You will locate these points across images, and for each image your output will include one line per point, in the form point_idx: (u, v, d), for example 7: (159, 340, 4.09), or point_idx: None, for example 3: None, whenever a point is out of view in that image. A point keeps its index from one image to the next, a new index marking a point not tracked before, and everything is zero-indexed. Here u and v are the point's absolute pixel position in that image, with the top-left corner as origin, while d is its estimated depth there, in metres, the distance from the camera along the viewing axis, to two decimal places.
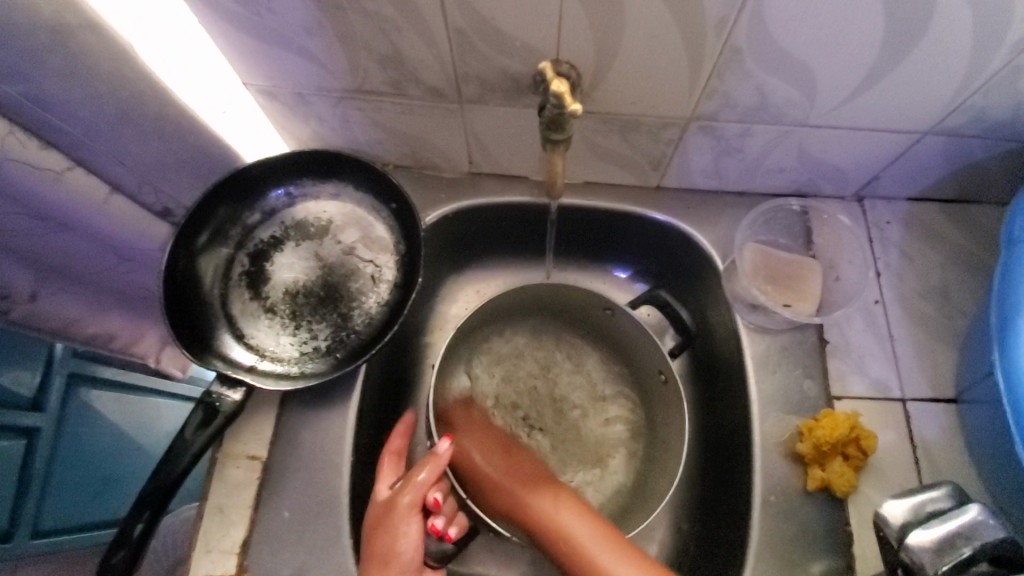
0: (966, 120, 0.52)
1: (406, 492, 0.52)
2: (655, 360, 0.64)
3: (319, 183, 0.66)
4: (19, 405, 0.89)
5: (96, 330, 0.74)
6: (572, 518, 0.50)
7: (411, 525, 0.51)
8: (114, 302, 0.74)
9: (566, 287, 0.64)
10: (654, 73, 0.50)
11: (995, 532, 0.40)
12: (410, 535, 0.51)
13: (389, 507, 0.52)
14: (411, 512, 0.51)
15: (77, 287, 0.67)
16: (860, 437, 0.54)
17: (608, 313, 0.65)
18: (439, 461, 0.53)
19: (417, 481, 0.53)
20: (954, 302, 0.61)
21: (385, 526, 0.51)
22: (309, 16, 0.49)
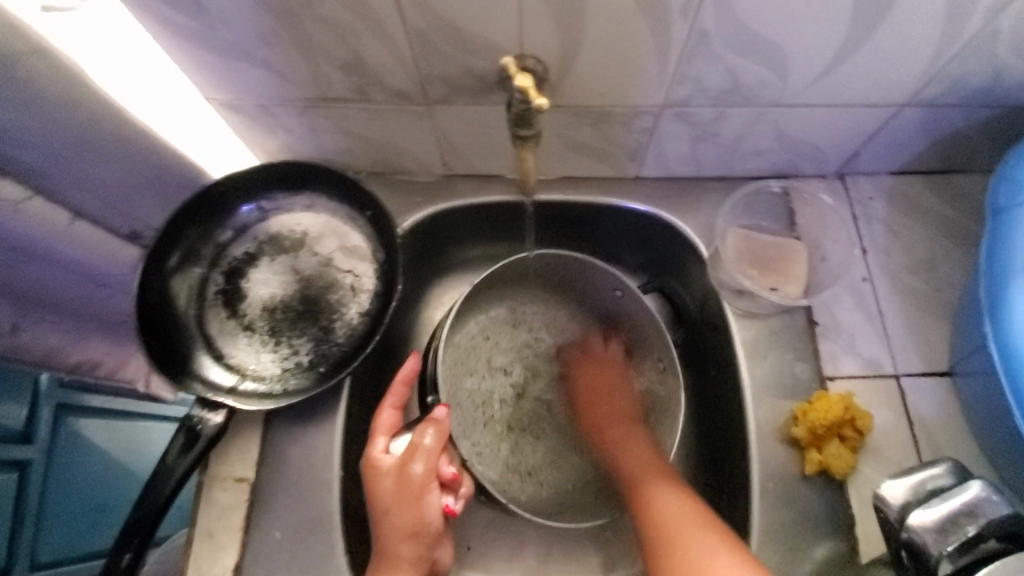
0: (943, 89, 0.51)
1: (417, 461, 0.50)
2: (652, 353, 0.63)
3: (291, 195, 0.65)
4: (11, 438, 0.87)
5: (79, 358, 0.73)
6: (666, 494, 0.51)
7: (431, 495, 0.50)
8: (95, 329, 0.72)
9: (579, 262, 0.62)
10: (623, 62, 0.49)
11: (998, 508, 0.39)
12: (433, 505, 0.50)
13: (401, 482, 0.49)
14: (428, 482, 0.50)
15: (60, 316, 0.66)
16: (855, 417, 0.53)
17: (619, 296, 0.64)
18: (443, 427, 0.51)
19: (426, 451, 0.50)
20: (941, 274, 0.60)
21: (403, 502, 0.49)
22: (263, 25, 0.47)
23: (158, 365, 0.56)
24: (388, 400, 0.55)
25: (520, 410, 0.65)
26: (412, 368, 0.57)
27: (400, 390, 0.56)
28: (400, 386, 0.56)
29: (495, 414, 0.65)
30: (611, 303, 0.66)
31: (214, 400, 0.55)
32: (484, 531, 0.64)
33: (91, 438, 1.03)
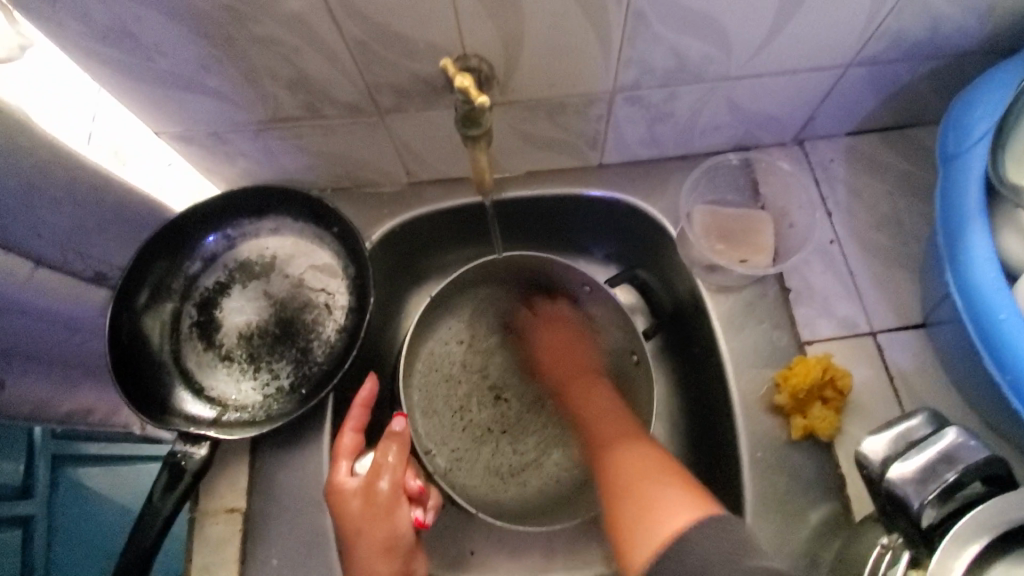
0: (884, 46, 0.51)
1: (384, 476, 0.51)
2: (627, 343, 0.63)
3: (257, 220, 0.64)
4: (9, 494, 0.85)
5: (72, 406, 0.71)
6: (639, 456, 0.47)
7: (401, 509, 0.51)
8: (83, 374, 0.70)
9: (539, 262, 0.63)
10: (566, 52, 0.49)
11: (977, 453, 0.39)
12: (404, 518, 0.51)
13: (370, 499, 0.50)
14: (396, 496, 0.51)
15: (45, 365, 0.64)
16: (835, 378, 0.54)
17: (587, 290, 0.64)
18: (405, 441, 0.53)
19: (390, 464, 0.52)
20: (907, 229, 0.61)
21: (375, 519, 0.49)
22: (199, 51, 0.47)
23: (137, 405, 0.56)
24: (347, 424, 0.55)
25: (498, 412, 0.65)
26: (370, 389, 0.57)
27: (360, 411, 0.56)
28: (359, 408, 0.56)
29: (473, 418, 0.65)
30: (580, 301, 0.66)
31: (196, 433, 0.55)
32: (486, 535, 0.64)
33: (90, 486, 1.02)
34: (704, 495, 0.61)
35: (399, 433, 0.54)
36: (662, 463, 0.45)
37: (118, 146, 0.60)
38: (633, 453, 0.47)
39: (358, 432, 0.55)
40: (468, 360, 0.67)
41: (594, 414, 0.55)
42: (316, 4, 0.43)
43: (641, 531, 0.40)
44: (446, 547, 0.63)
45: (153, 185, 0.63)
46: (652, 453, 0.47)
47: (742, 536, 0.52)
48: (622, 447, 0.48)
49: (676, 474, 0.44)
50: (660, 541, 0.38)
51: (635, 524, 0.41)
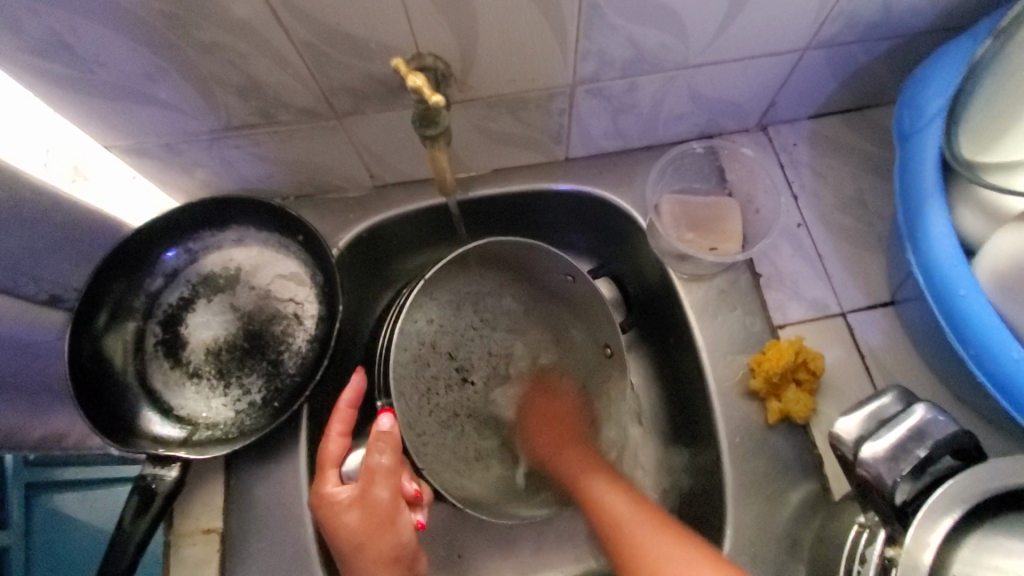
0: (839, 29, 0.51)
1: (380, 484, 0.49)
2: (603, 334, 0.63)
3: (218, 232, 0.63)
4: None
5: (46, 431, 0.69)
6: (615, 496, 0.51)
7: (403, 515, 0.50)
8: (57, 400, 0.68)
9: (530, 249, 0.61)
10: (522, 47, 0.48)
11: (944, 428, 0.40)
12: (406, 523, 0.50)
13: (370, 509, 0.48)
14: (396, 503, 0.49)
15: (12, 393, 0.61)
16: (807, 360, 0.54)
17: (569, 279, 0.62)
18: (398, 443, 0.49)
19: (385, 471, 0.49)
20: (871, 209, 0.61)
21: (378, 530, 0.48)
22: (143, 61, 0.46)
23: (102, 430, 0.54)
24: (333, 428, 0.52)
25: (465, 394, 0.63)
26: (357, 387, 0.54)
27: (346, 414, 0.53)
28: (346, 410, 0.53)
29: (440, 401, 0.61)
30: (558, 287, 0.64)
31: (166, 454, 0.53)
32: (473, 537, 0.63)
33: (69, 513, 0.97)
34: (686, 483, 0.61)
35: (389, 433, 0.50)
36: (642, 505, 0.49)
37: (79, 159, 0.56)
38: (612, 494, 0.51)
39: (346, 435, 0.53)
40: (433, 342, 0.63)
41: (574, 460, 0.57)
42: (260, 7, 0.42)
43: None
44: (432, 554, 0.62)
45: (111, 205, 0.60)
46: (635, 500, 0.50)
47: (725, 522, 0.52)
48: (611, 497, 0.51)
49: (662, 520, 0.47)
50: None
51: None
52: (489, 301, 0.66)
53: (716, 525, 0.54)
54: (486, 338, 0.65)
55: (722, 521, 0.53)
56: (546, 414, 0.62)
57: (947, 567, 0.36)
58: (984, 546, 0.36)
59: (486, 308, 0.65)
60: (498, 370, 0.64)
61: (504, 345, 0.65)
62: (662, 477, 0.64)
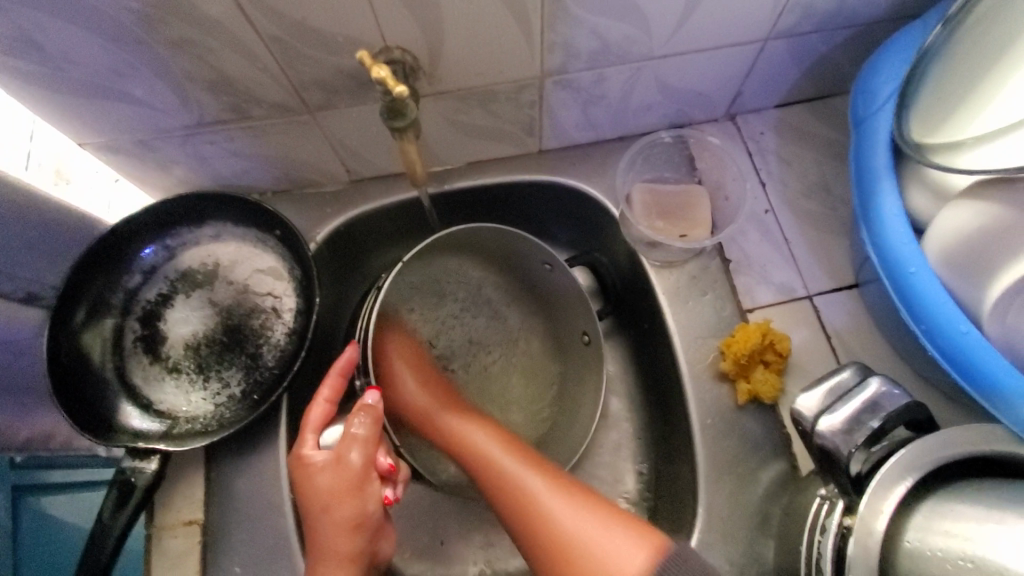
0: (797, 18, 0.53)
1: (353, 451, 0.49)
2: (580, 321, 0.64)
3: (196, 228, 0.63)
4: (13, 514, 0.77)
5: (32, 432, 0.69)
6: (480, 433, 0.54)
7: (371, 484, 0.50)
8: (41, 400, 0.69)
9: (513, 236, 0.62)
10: (489, 40, 0.49)
11: (896, 399, 0.42)
12: (373, 493, 0.50)
13: (339, 473, 0.49)
14: (366, 472, 0.50)
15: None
16: (774, 341, 0.55)
17: (547, 268, 0.64)
18: (378, 415, 0.50)
19: (360, 440, 0.49)
20: (835, 194, 0.63)
21: (344, 495, 0.48)
22: (113, 57, 0.46)
23: (81, 425, 0.54)
24: (321, 394, 0.53)
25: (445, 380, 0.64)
26: (350, 358, 0.55)
27: (335, 381, 0.54)
28: (337, 377, 0.54)
29: None
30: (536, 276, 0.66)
31: (146, 448, 0.54)
32: (454, 524, 0.64)
33: (63, 518, 0.83)
34: (662, 465, 0.62)
35: (372, 406, 0.50)
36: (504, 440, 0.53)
37: (60, 163, 0.57)
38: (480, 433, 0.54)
39: (331, 402, 0.54)
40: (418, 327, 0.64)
41: (426, 395, 0.58)
42: (226, 2, 0.42)
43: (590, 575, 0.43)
44: (414, 542, 0.63)
45: (94, 207, 0.61)
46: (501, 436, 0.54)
47: (697, 501, 0.54)
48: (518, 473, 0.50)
49: (575, 490, 0.48)
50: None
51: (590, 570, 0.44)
52: (468, 291, 0.67)
53: (688, 504, 0.56)
54: (467, 324, 0.67)
55: (694, 500, 0.54)
56: (420, 383, 0.59)
57: (902, 535, 0.37)
58: (936, 511, 0.37)
59: (466, 295, 0.67)
60: (476, 357, 0.66)
61: (481, 334, 0.67)
62: (640, 461, 0.65)
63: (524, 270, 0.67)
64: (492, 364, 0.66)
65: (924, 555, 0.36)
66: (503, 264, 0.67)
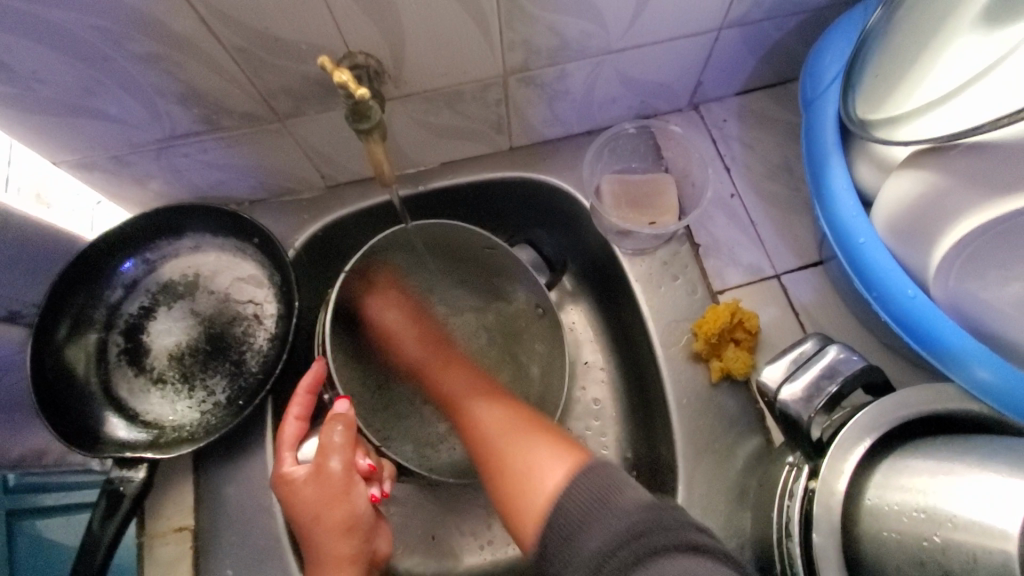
0: (748, 8, 0.55)
1: (333, 458, 0.50)
2: (532, 296, 0.65)
3: (174, 240, 0.64)
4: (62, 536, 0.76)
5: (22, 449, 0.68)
6: (482, 409, 0.55)
7: (357, 487, 0.51)
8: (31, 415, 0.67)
9: (449, 227, 0.63)
10: (450, 41, 0.51)
11: (853, 364, 0.44)
12: (361, 495, 0.51)
13: (323, 480, 0.49)
14: (350, 476, 0.51)
15: None
16: (743, 319, 0.57)
17: (491, 250, 0.65)
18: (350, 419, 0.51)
19: (337, 445, 0.51)
20: (798, 174, 0.65)
21: (331, 499, 0.49)
22: (81, 74, 0.47)
23: (67, 438, 0.55)
24: (291, 411, 0.54)
25: (415, 384, 0.64)
26: (316, 372, 0.56)
27: (305, 398, 0.55)
28: (305, 394, 0.55)
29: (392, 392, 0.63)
30: (480, 265, 0.67)
31: (133, 457, 0.55)
32: (448, 518, 0.65)
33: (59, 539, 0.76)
34: (643, 447, 0.64)
35: (344, 413, 0.52)
36: (510, 411, 0.54)
37: (40, 188, 0.58)
38: (485, 410, 0.55)
39: (303, 419, 0.55)
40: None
41: (424, 354, 0.62)
42: (188, 15, 0.44)
43: (529, 499, 0.46)
44: (408, 538, 0.64)
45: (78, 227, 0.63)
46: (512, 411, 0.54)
47: (677, 479, 0.55)
48: (483, 415, 0.55)
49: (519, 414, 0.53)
50: (543, 502, 0.45)
51: (510, 483, 0.48)
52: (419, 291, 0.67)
53: (669, 482, 0.57)
54: (425, 324, 0.66)
55: (675, 477, 0.56)
56: (420, 342, 0.63)
57: (863, 493, 0.39)
58: (893, 469, 0.39)
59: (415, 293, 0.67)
60: None
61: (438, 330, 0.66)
62: (624, 445, 0.66)
63: (471, 259, 0.67)
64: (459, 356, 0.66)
65: (881, 511, 0.38)
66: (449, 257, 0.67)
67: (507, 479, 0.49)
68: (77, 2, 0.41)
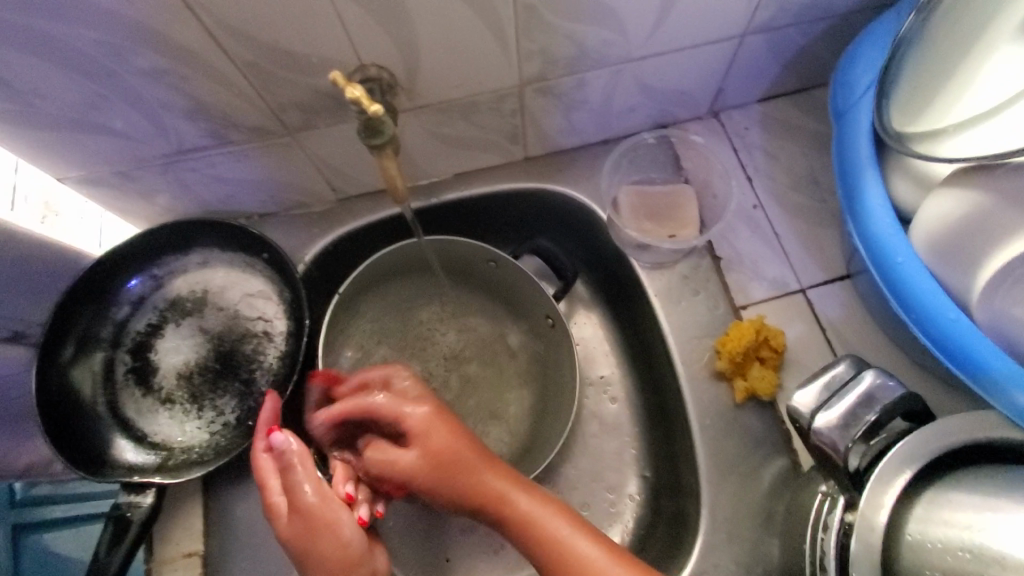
0: (774, 14, 0.53)
1: (302, 491, 0.45)
2: (539, 307, 0.64)
3: (182, 255, 0.63)
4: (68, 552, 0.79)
5: (31, 461, 0.65)
6: (526, 501, 0.45)
7: (337, 513, 0.45)
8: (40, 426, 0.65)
9: (446, 242, 0.63)
10: (465, 51, 0.49)
11: (893, 391, 0.42)
12: (345, 521, 0.45)
13: (301, 516, 0.45)
14: (326, 504, 0.45)
15: None
16: (768, 338, 0.55)
17: (493, 265, 0.64)
18: (301, 449, 0.46)
19: (297, 478, 0.45)
20: (823, 185, 0.63)
21: (313, 535, 0.44)
22: (85, 90, 0.46)
23: (73, 463, 0.54)
24: None
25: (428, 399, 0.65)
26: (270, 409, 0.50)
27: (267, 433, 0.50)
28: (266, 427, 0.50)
29: None
30: (490, 276, 0.66)
31: (140, 482, 0.53)
32: (462, 540, 0.63)
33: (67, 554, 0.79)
34: (662, 466, 0.62)
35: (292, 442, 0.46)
36: (558, 508, 0.46)
37: (49, 198, 0.56)
38: (525, 500, 0.45)
39: None
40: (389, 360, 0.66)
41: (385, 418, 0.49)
42: (197, 30, 0.42)
43: None
44: (421, 560, 0.62)
45: (87, 244, 0.61)
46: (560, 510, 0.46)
47: (700, 503, 0.53)
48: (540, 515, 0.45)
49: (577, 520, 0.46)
50: None
51: None
52: (433, 309, 0.69)
53: (691, 505, 0.55)
54: (439, 339, 0.68)
55: (697, 502, 0.54)
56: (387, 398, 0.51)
57: (903, 527, 0.37)
58: (935, 502, 0.37)
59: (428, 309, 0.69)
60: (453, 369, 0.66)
61: (450, 347, 0.67)
62: (643, 464, 0.64)
63: (478, 275, 0.67)
64: (472, 370, 0.66)
65: (922, 548, 0.36)
66: (459, 273, 0.68)
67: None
68: (82, 17, 0.40)
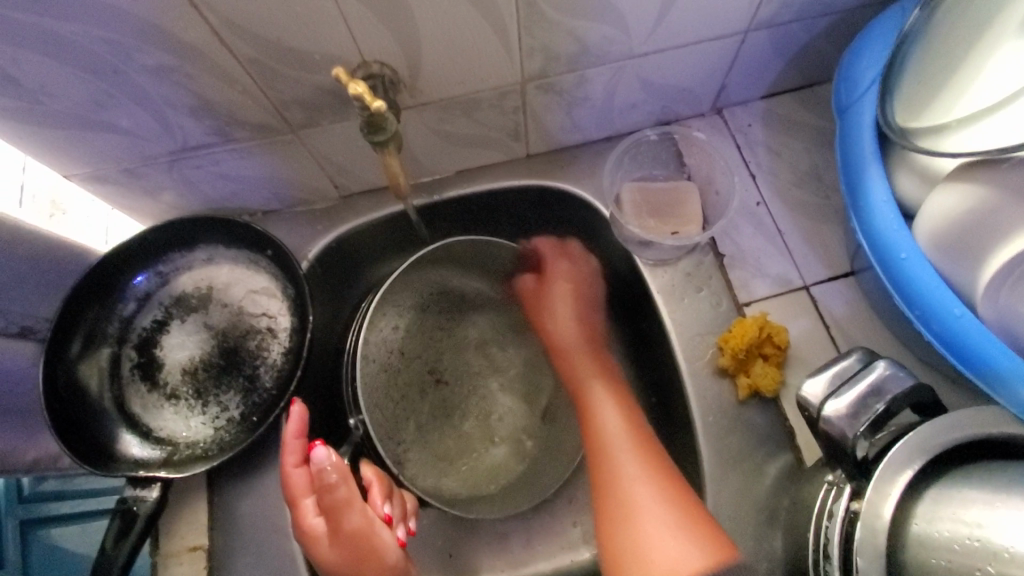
0: (777, 9, 0.52)
1: (346, 516, 0.47)
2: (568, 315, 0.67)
3: (187, 252, 0.63)
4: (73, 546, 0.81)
5: (38, 454, 0.66)
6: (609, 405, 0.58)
7: (380, 534, 0.48)
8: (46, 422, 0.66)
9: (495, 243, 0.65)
10: (467, 48, 0.49)
11: (903, 381, 0.42)
12: (387, 541, 0.49)
13: (347, 539, 0.47)
14: (369, 526, 0.48)
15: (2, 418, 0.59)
16: (771, 335, 0.55)
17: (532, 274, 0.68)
18: (343, 470, 0.47)
19: (340, 501, 0.47)
20: (826, 182, 0.62)
21: (360, 557, 0.48)
22: (91, 88, 0.46)
23: (80, 457, 0.54)
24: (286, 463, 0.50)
25: (440, 394, 0.67)
26: (298, 417, 0.50)
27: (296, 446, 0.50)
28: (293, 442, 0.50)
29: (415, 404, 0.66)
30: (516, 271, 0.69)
31: (146, 476, 0.54)
32: (464, 536, 0.64)
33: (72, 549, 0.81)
34: None
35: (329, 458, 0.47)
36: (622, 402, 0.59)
37: (56, 194, 0.57)
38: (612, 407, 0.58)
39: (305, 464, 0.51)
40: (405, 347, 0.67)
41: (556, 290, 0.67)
42: (201, 28, 0.42)
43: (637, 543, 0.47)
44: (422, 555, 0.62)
45: (92, 239, 0.62)
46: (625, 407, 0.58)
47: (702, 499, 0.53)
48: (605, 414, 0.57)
49: (625, 405, 0.59)
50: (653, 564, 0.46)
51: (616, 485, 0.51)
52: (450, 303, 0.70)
53: None
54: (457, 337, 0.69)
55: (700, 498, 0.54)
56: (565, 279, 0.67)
57: (909, 517, 0.37)
58: (944, 495, 0.37)
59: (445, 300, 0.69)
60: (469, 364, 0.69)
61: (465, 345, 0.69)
62: None
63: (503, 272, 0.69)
64: (483, 370, 0.69)
65: (929, 538, 0.36)
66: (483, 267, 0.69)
67: (635, 545, 0.48)
68: (88, 16, 0.40)
